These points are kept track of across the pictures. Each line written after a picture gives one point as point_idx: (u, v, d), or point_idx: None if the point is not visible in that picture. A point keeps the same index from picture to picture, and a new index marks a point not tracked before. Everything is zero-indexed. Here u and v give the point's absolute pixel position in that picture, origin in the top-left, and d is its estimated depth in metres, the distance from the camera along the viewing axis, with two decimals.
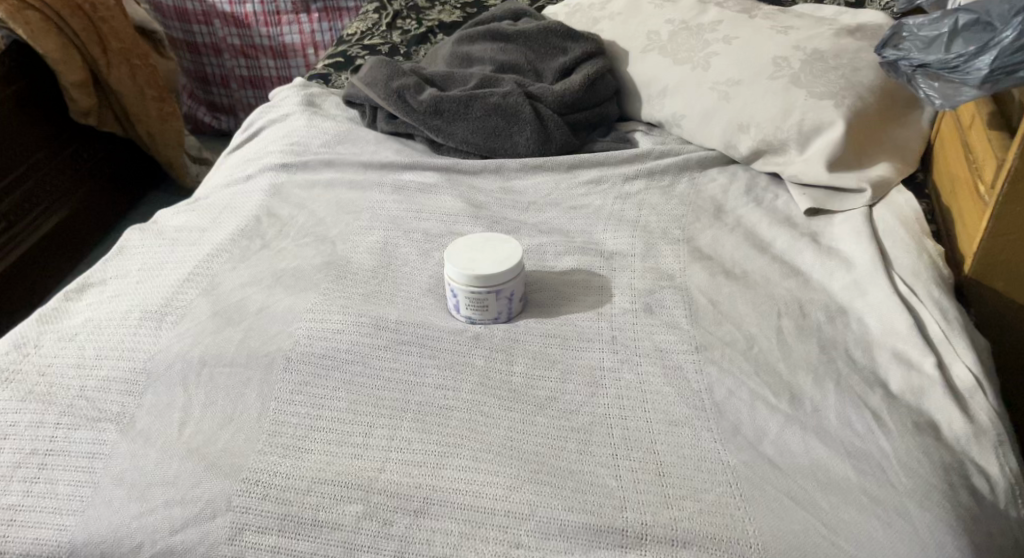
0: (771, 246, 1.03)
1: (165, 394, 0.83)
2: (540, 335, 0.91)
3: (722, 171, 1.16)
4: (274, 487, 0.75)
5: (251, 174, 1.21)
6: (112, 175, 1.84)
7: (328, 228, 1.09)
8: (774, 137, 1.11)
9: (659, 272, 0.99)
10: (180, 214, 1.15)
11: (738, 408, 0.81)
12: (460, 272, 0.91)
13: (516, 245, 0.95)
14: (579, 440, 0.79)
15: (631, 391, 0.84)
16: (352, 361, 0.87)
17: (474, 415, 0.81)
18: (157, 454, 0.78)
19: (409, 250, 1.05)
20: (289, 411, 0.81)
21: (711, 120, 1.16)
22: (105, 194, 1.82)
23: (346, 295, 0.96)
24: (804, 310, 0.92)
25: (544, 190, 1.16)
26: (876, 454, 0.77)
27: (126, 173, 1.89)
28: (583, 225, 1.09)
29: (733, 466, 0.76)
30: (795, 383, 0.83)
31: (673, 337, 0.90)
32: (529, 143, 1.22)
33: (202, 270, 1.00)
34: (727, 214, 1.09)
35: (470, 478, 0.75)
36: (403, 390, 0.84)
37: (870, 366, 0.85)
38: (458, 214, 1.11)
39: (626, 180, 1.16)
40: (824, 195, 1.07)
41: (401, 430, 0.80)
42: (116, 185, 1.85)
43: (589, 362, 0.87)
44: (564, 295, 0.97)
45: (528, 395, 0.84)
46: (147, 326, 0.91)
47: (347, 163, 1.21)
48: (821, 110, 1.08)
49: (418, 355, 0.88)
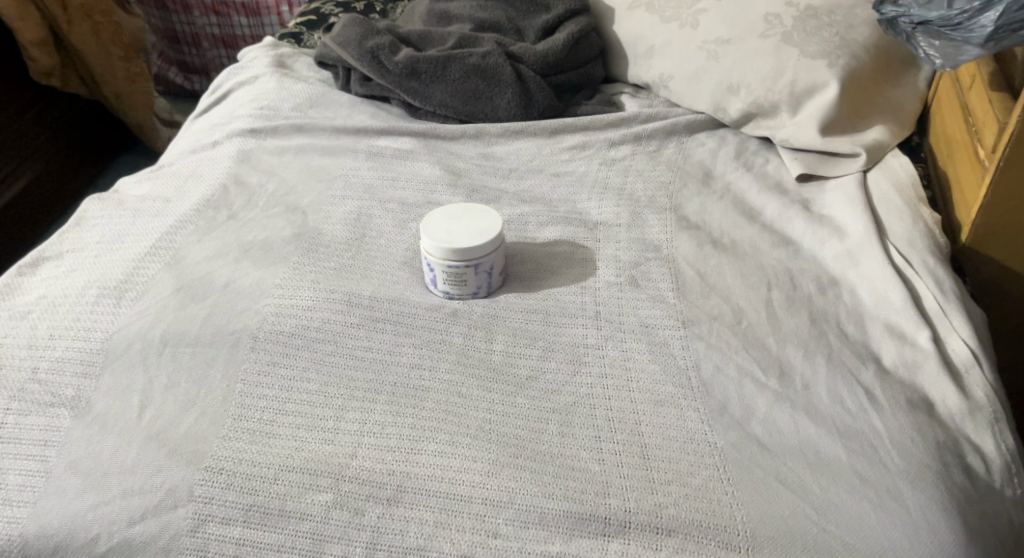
0: (761, 214, 0.98)
1: (123, 377, 0.79)
2: (521, 311, 0.87)
3: (710, 135, 1.12)
4: (239, 475, 0.72)
5: (218, 140, 1.16)
6: (78, 139, 1.78)
7: (299, 198, 1.04)
8: (765, 100, 1.06)
9: (645, 243, 0.95)
10: (143, 183, 1.09)
11: (726, 385, 0.77)
12: (437, 246, 0.87)
13: (497, 216, 0.91)
14: (560, 421, 0.75)
15: (615, 369, 0.80)
16: (324, 340, 0.83)
17: (451, 397, 0.78)
18: (113, 440, 0.74)
19: (384, 220, 1.01)
20: (257, 394, 0.78)
21: (700, 82, 1.12)
22: (71, 159, 1.76)
23: (319, 269, 0.92)
24: (794, 282, 0.88)
25: (526, 156, 1.12)
26: (868, 433, 0.72)
27: (93, 137, 1.82)
28: (567, 193, 1.05)
29: (721, 448, 0.72)
30: (785, 359, 0.80)
31: (659, 311, 0.86)
32: (510, 107, 1.17)
33: (164, 243, 0.95)
34: (715, 180, 1.05)
35: (446, 464, 0.72)
36: (376, 371, 0.80)
37: (862, 340, 0.81)
38: (436, 182, 1.07)
39: (612, 146, 1.11)
40: (816, 160, 1.03)
41: (374, 414, 0.76)
42: (83, 150, 1.79)
43: (571, 339, 0.84)
44: (547, 268, 0.93)
45: (508, 374, 0.80)
46: (104, 303, 0.86)
47: (320, 128, 1.16)
48: (815, 70, 1.03)
49: (393, 333, 0.84)
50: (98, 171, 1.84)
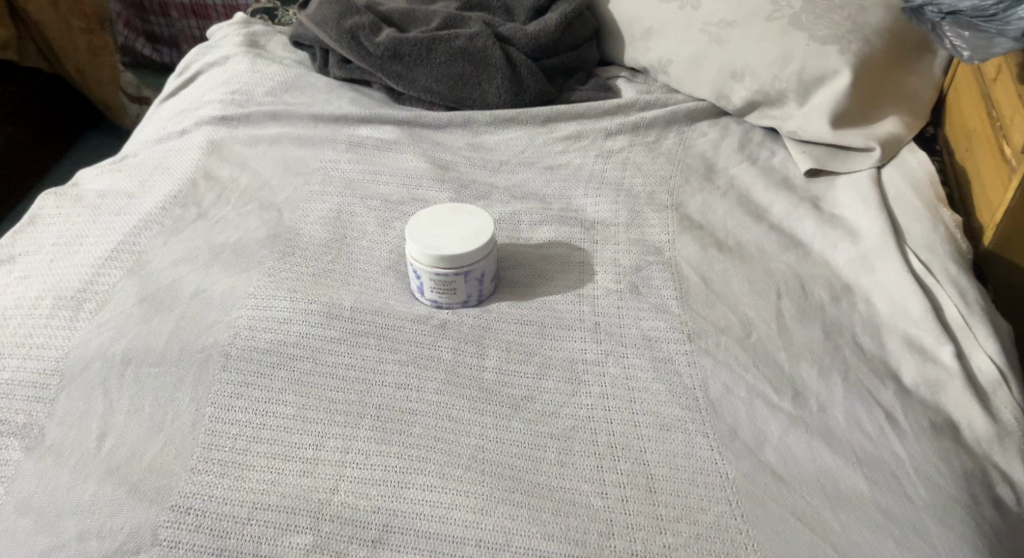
0: (768, 213, 0.92)
1: (81, 401, 0.73)
2: (515, 322, 0.81)
3: (712, 124, 1.05)
4: (209, 516, 0.66)
5: (186, 128, 1.08)
6: (40, 117, 1.70)
7: (274, 194, 0.97)
8: (771, 88, 0.99)
9: (646, 245, 0.89)
10: (104, 176, 1.01)
11: (736, 406, 0.72)
12: (423, 252, 0.81)
13: (488, 219, 0.84)
14: (559, 449, 0.70)
15: (617, 389, 0.74)
16: (301, 356, 0.77)
17: (441, 421, 0.72)
18: (70, 476, 0.68)
19: (366, 219, 0.94)
20: (228, 419, 0.72)
21: (702, 67, 1.05)
22: (32, 138, 1.68)
23: (296, 276, 0.85)
24: (806, 289, 0.82)
25: (517, 147, 1.05)
26: (890, 461, 0.67)
27: (55, 115, 1.74)
28: (561, 189, 0.98)
29: (733, 480, 0.67)
30: (798, 377, 0.74)
31: (662, 323, 0.80)
32: (500, 93, 1.10)
33: (126, 246, 0.88)
34: (718, 174, 0.98)
35: (435, 501, 0.66)
36: (360, 391, 0.74)
37: (880, 355, 0.75)
38: (422, 176, 1.00)
39: (608, 137, 1.05)
40: (826, 154, 0.96)
41: (357, 442, 0.70)
42: (44, 128, 1.71)
43: (568, 353, 0.78)
44: (542, 274, 0.87)
45: (501, 395, 0.74)
46: (60, 316, 0.80)
47: (296, 116, 1.09)
48: (825, 57, 0.96)
49: (377, 349, 0.78)
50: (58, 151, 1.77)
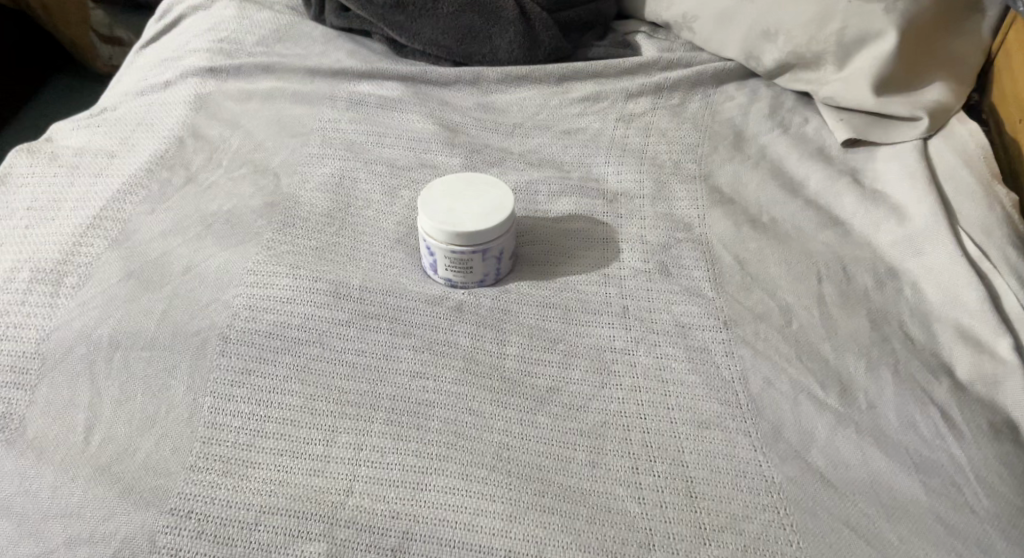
0: (803, 187, 0.86)
1: (65, 388, 0.66)
2: (535, 307, 0.75)
3: (740, 88, 0.99)
4: (211, 520, 0.61)
5: (171, 80, 0.99)
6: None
7: (269, 156, 0.90)
8: (807, 50, 0.92)
9: (674, 221, 0.83)
10: (82, 131, 0.93)
11: (779, 403, 0.67)
12: (439, 228, 0.75)
13: (507, 191, 0.78)
14: (589, 448, 0.65)
15: (650, 382, 0.69)
16: (307, 340, 0.70)
17: (461, 415, 0.66)
18: (55, 474, 0.62)
19: (371, 186, 0.87)
20: (229, 411, 0.65)
21: (730, 25, 0.97)
22: None
23: (298, 251, 0.79)
24: (848, 274, 0.76)
25: (531, 109, 0.98)
26: (949, 466, 0.63)
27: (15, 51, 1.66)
28: (580, 156, 0.92)
29: (779, 485, 0.62)
30: (844, 371, 0.69)
31: (695, 309, 0.74)
32: (512, 49, 1.02)
33: (110, 212, 0.81)
34: (747, 143, 0.92)
35: (459, 506, 0.61)
36: (371, 380, 0.68)
37: (930, 347, 0.71)
38: (430, 139, 0.93)
39: (629, 99, 0.98)
40: (866, 123, 0.90)
41: (371, 438, 0.65)
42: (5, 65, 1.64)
43: (595, 341, 0.72)
44: (563, 252, 0.81)
45: (525, 386, 0.69)
46: (38, 291, 0.73)
47: (290, 70, 1.00)
48: (868, 17, 0.88)
49: (389, 333, 0.72)
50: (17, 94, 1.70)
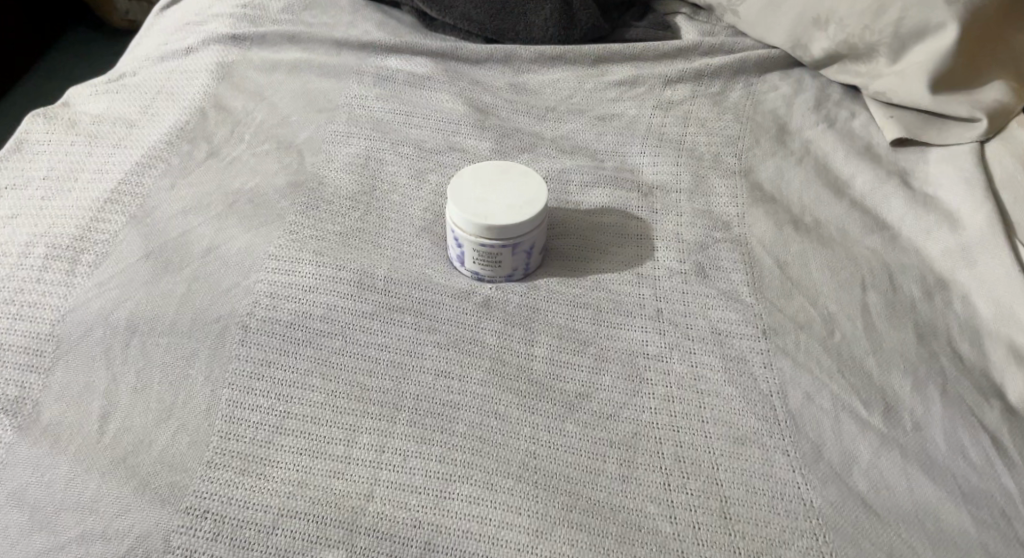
0: (849, 186, 0.82)
1: (80, 373, 0.64)
2: (565, 306, 0.73)
3: (784, 77, 0.94)
4: (227, 521, 0.58)
5: (192, 46, 0.95)
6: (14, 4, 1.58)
7: (294, 132, 0.87)
8: (860, 40, 0.87)
9: (712, 219, 0.80)
10: (101, 97, 0.90)
11: (819, 419, 0.64)
12: (470, 220, 0.72)
13: (541, 182, 0.75)
14: (620, 460, 0.62)
15: (684, 392, 0.66)
16: (329, 333, 0.68)
17: (487, 419, 0.64)
18: (69, 466, 0.60)
19: (398, 168, 0.84)
20: (247, 404, 0.63)
21: (778, 11, 0.93)
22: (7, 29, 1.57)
23: (320, 236, 0.76)
24: (894, 283, 0.73)
25: (565, 91, 0.94)
26: (997, 497, 0.61)
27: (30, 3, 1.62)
28: (615, 144, 0.89)
29: (819, 509, 0.60)
30: (888, 389, 0.66)
31: (733, 315, 0.71)
32: (547, 26, 0.97)
33: (129, 186, 0.77)
34: (791, 137, 0.88)
35: (484, 517, 0.59)
36: (394, 377, 0.66)
37: (980, 366, 0.68)
38: (459, 120, 0.89)
39: (668, 84, 0.94)
40: (918, 121, 0.85)
41: (394, 439, 0.62)
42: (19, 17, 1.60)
43: (627, 346, 0.70)
44: (595, 248, 0.78)
45: (554, 391, 0.66)
46: (55, 269, 0.70)
47: (316, 40, 0.96)
48: (929, 8, 0.83)
49: (414, 327, 0.69)
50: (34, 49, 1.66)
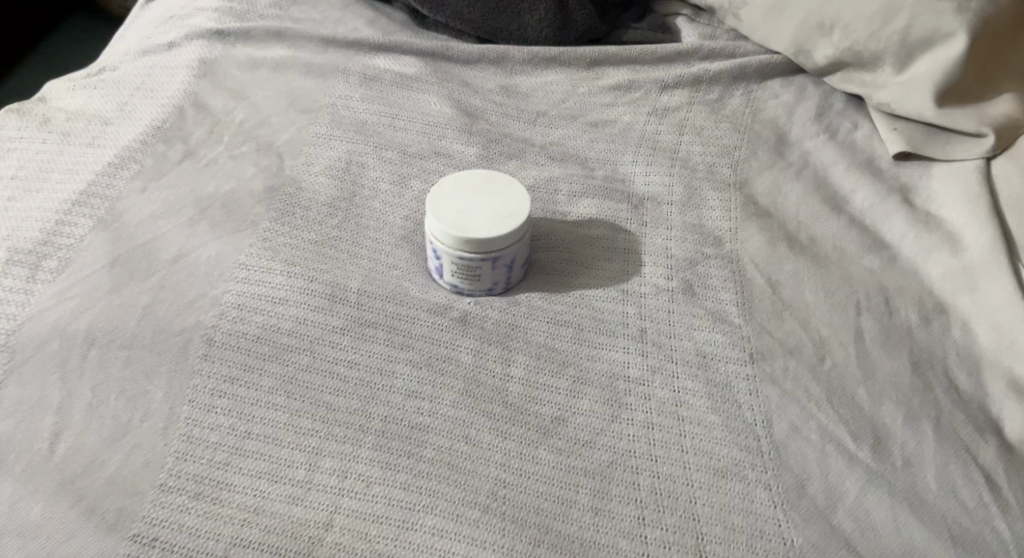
0: (848, 202, 0.79)
1: (34, 386, 0.61)
2: (546, 323, 0.70)
3: (785, 85, 0.91)
4: (178, 549, 0.56)
5: (175, 41, 0.92)
6: None
7: (274, 133, 0.84)
8: (865, 48, 0.84)
9: (704, 233, 0.77)
10: (78, 92, 0.87)
11: (805, 452, 0.61)
12: (448, 232, 0.69)
13: (525, 192, 0.72)
14: (593, 491, 0.60)
15: (664, 419, 0.63)
16: (297, 348, 0.65)
17: (456, 444, 0.61)
18: (16, 486, 0.58)
19: (380, 173, 0.81)
20: (207, 423, 0.60)
21: (781, 15, 0.89)
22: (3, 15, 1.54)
23: (294, 244, 0.73)
24: (891, 307, 0.70)
25: (558, 95, 0.91)
26: (989, 540, 0.58)
27: None
28: (606, 151, 0.85)
29: (799, 549, 0.58)
30: (879, 421, 0.63)
31: (720, 337, 0.68)
32: (542, 27, 0.94)
33: (99, 188, 0.75)
34: (790, 148, 0.84)
35: (446, 551, 0.57)
36: (362, 397, 0.63)
37: (978, 398, 0.65)
38: (446, 124, 0.86)
39: (664, 90, 0.91)
40: (922, 134, 0.82)
41: (357, 464, 0.59)
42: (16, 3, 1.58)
43: (608, 368, 0.67)
44: (581, 262, 0.75)
45: (528, 415, 0.64)
46: (15, 274, 0.67)
47: (303, 37, 0.94)
48: (938, 16, 0.79)
49: (386, 344, 0.66)
50: (30, 35, 1.64)
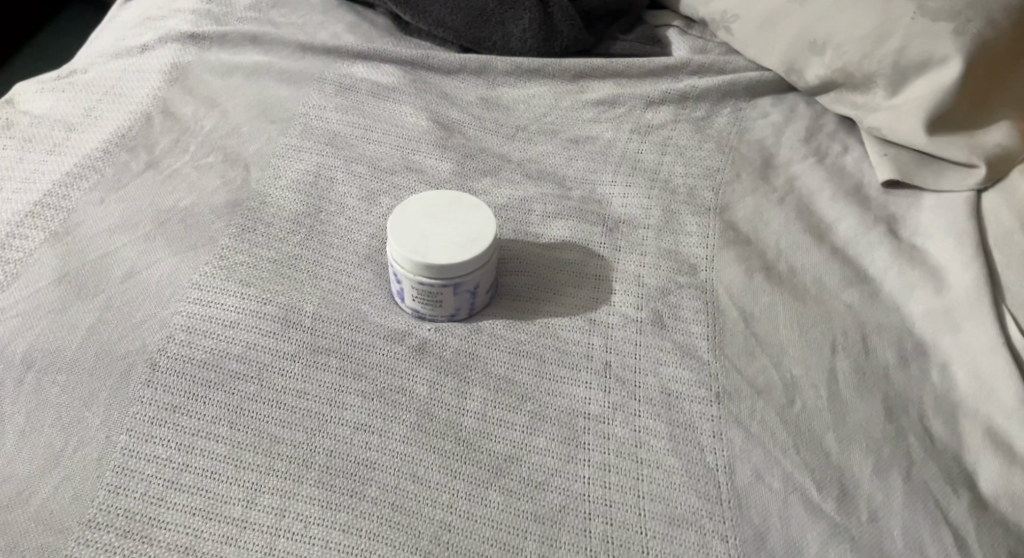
0: (832, 231, 0.76)
1: None
2: (507, 353, 0.67)
3: (776, 103, 0.87)
4: None
5: (148, 43, 0.90)
6: None
7: (243, 144, 0.81)
8: (857, 69, 0.80)
9: (679, 260, 0.73)
10: (45, 95, 0.85)
11: (767, 502, 0.59)
12: (408, 256, 0.66)
13: (490, 216, 0.69)
14: (541, 538, 0.58)
15: (622, 461, 0.61)
16: (244, 375, 0.63)
17: (402, 483, 0.60)
18: None
19: (348, 188, 0.78)
20: (144, 455, 0.59)
21: (773, 31, 0.85)
22: None
23: (251, 262, 0.71)
24: (868, 346, 0.67)
25: (539, 108, 0.88)
26: None
27: None
28: (585, 170, 0.82)
29: None
30: (847, 471, 0.60)
31: (686, 374, 0.65)
32: (526, 37, 0.91)
33: (54, 199, 0.73)
34: (776, 171, 0.81)
35: None
36: (309, 430, 0.61)
37: (953, 447, 0.62)
38: (420, 138, 0.84)
39: (650, 106, 0.87)
40: (913, 161, 0.78)
41: (296, 503, 0.58)
42: None
43: (568, 404, 0.64)
44: (549, 288, 0.72)
45: (481, 452, 0.61)
46: None
47: (280, 43, 0.91)
48: (933, 39, 0.76)
49: (339, 372, 0.64)
50: (28, 21, 1.61)
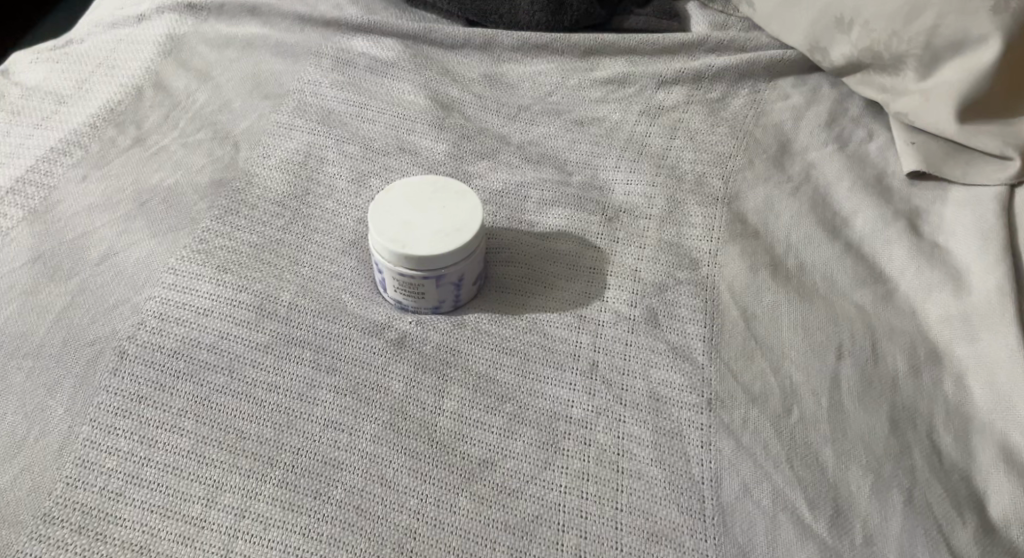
0: (848, 224, 0.71)
1: None
2: (490, 350, 0.64)
3: (797, 84, 0.82)
4: None
5: (145, 13, 0.87)
6: None
7: (233, 121, 0.78)
8: (885, 49, 0.74)
9: (680, 253, 0.69)
10: (38, 66, 0.82)
11: (754, 519, 0.55)
12: (387, 245, 0.63)
13: (477, 205, 0.65)
14: (510, 550, 0.55)
15: (601, 470, 0.58)
16: (214, 366, 0.61)
17: (369, 485, 0.57)
18: None
19: (337, 169, 0.75)
20: (106, 447, 0.57)
21: (797, 7, 0.79)
22: None
23: (231, 247, 0.68)
24: (877, 352, 0.62)
25: (544, 87, 0.84)
26: None
27: None
28: (587, 153, 0.78)
29: None
30: (843, 489, 0.56)
31: (678, 378, 0.62)
32: (533, 11, 0.86)
33: (36, 175, 0.71)
34: (792, 158, 0.76)
35: None
36: (277, 426, 0.59)
37: (962, 467, 0.57)
38: (417, 117, 0.80)
39: (662, 85, 0.82)
40: (942, 152, 0.73)
41: (257, 502, 0.56)
42: None
43: (550, 407, 0.61)
44: (540, 281, 0.69)
45: (454, 455, 0.59)
46: None
47: (278, 14, 0.87)
48: (969, 17, 0.70)
49: (312, 366, 0.62)
50: None
